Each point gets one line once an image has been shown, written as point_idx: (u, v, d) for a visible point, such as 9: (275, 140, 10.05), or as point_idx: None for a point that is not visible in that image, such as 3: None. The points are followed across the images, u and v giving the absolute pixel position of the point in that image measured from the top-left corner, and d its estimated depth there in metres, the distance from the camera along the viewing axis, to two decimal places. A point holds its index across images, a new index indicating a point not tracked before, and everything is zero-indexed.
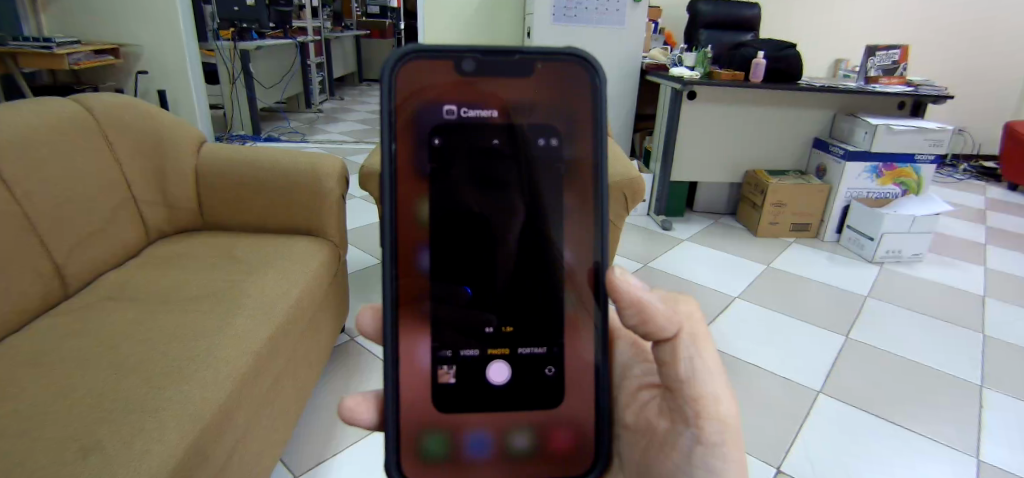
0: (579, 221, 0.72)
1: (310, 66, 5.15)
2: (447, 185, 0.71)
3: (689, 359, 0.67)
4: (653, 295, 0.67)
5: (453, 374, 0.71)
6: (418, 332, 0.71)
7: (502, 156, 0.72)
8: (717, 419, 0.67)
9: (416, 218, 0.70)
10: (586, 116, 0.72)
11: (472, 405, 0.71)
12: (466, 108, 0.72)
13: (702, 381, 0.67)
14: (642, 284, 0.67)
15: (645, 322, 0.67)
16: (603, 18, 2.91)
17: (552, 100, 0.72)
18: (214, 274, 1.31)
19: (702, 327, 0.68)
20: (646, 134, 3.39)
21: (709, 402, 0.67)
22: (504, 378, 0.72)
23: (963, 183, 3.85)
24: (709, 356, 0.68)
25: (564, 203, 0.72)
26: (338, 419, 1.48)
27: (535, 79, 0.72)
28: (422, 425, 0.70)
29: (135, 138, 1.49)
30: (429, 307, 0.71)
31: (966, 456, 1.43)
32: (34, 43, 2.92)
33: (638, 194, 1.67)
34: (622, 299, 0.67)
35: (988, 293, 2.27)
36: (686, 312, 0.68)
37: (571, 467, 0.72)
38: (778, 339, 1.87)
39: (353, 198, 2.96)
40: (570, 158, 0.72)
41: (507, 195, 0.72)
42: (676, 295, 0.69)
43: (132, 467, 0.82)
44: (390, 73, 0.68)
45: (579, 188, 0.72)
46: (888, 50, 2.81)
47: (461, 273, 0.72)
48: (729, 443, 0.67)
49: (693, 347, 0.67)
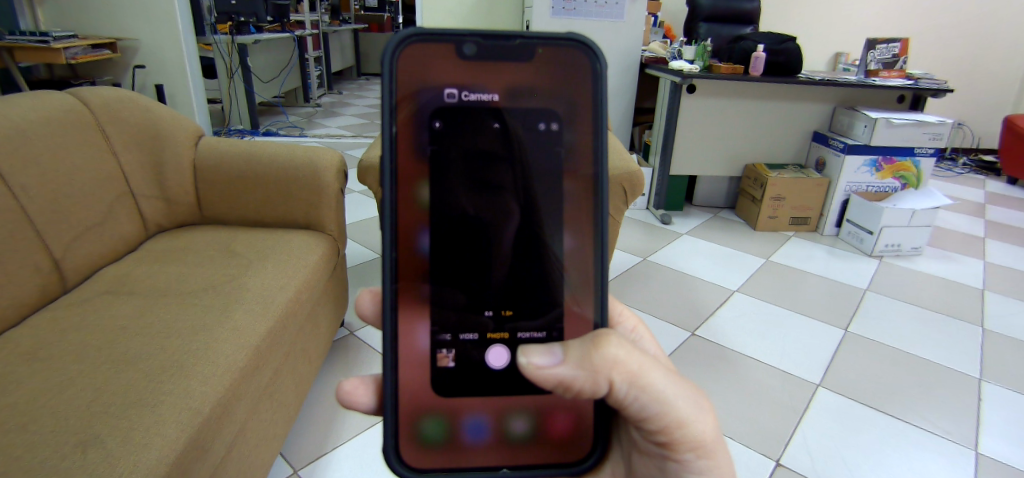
0: (578, 206, 0.72)
1: (309, 60, 5.14)
2: (446, 170, 0.71)
3: (634, 405, 0.65)
4: (566, 369, 0.64)
5: (452, 358, 0.71)
6: (415, 319, 0.70)
7: (503, 142, 0.72)
8: (689, 442, 0.66)
9: (416, 202, 0.70)
10: (590, 101, 0.71)
11: (472, 389, 0.71)
12: (466, 92, 0.71)
13: (659, 416, 0.65)
14: (549, 365, 0.64)
15: (571, 392, 0.65)
16: (602, 12, 2.89)
17: (553, 87, 0.72)
18: (214, 267, 1.30)
19: (636, 365, 0.63)
20: (646, 128, 3.39)
21: (673, 428, 0.65)
22: (503, 362, 0.71)
23: (963, 178, 3.85)
24: (652, 395, 0.63)
25: (563, 191, 0.72)
26: (337, 412, 1.48)
27: (536, 65, 0.71)
28: (422, 410, 0.70)
29: (133, 131, 1.48)
30: (429, 291, 0.71)
31: (965, 449, 1.44)
32: (30, 38, 2.91)
33: (638, 187, 1.67)
34: (543, 384, 0.65)
35: (987, 287, 2.27)
36: (604, 366, 0.62)
37: (569, 453, 0.72)
38: (777, 332, 1.88)
39: (353, 192, 2.96)
40: (572, 143, 0.72)
41: (505, 184, 0.71)
42: (593, 341, 0.63)
43: (132, 460, 0.82)
44: (390, 56, 0.67)
45: (580, 174, 0.72)
46: (888, 44, 2.78)
47: (458, 259, 0.71)
48: (705, 457, 0.67)
49: (633, 390, 0.63)
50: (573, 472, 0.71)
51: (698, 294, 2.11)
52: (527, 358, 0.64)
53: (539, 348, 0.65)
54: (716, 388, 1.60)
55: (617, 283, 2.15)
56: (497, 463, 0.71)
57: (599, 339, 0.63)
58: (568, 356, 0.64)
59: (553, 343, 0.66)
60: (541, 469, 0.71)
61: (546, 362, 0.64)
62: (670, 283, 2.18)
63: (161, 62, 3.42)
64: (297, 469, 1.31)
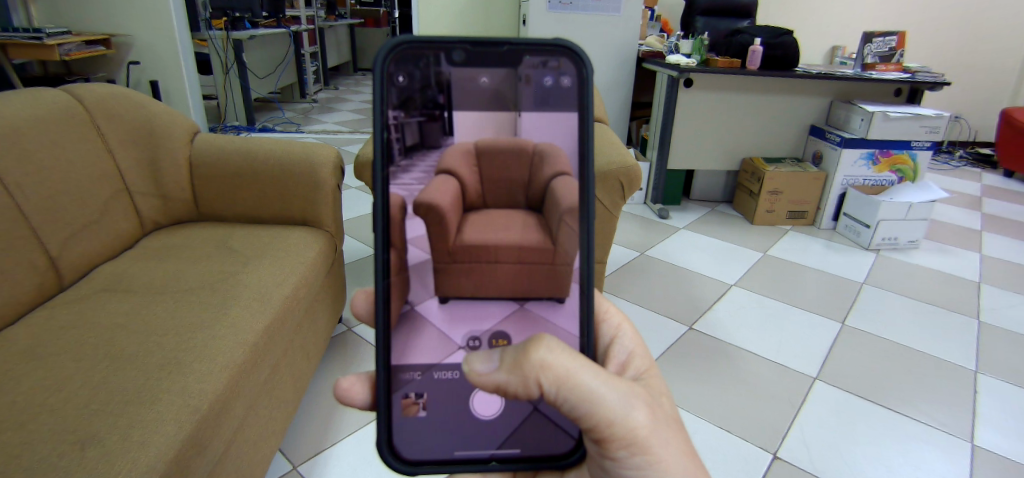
0: (560, 196, 0.79)
1: (304, 56, 5.12)
2: (443, 159, 0.81)
3: (566, 407, 0.67)
4: (500, 374, 0.68)
5: (422, 407, 0.76)
6: (396, 346, 0.75)
7: (482, 140, 0.81)
8: (621, 437, 0.67)
9: (415, 192, 0.78)
10: (568, 105, 0.78)
11: (457, 412, 0.77)
12: (456, 91, 0.80)
13: (589, 415, 0.66)
14: (485, 371, 0.69)
15: (508, 394, 0.69)
16: (599, 6, 2.89)
17: (530, 88, 0.80)
18: (210, 264, 1.30)
19: (562, 371, 0.65)
20: (643, 122, 3.40)
21: (604, 427, 0.66)
22: (491, 411, 0.77)
23: (960, 171, 3.85)
24: (579, 394, 0.65)
25: (534, 185, 0.82)
26: (335, 407, 1.48)
27: (514, 70, 0.80)
28: (409, 420, 0.75)
29: (126, 126, 1.46)
30: (421, 275, 0.78)
31: (960, 441, 1.45)
32: (23, 34, 2.88)
33: (633, 182, 1.66)
34: (485, 387, 0.70)
35: (983, 279, 2.28)
36: (534, 371, 0.65)
37: (558, 447, 0.74)
38: (773, 325, 1.89)
39: (348, 188, 2.96)
40: (552, 141, 0.80)
41: (485, 177, 0.83)
42: (525, 348, 0.66)
43: (130, 459, 0.83)
44: (382, 64, 0.71)
45: (556, 172, 0.80)
46: (885, 37, 2.77)
47: (456, 235, 0.82)
48: (640, 453, 0.67)
49: (561, 393, 0.66)
50: (559, 465, 0.74)
51: (695, 288, 2.11)
52: (469, 365, 0.70)
53: (481, 355, 0.71)
54: (711, 381, 1.61)
55: (613, 277, 2.16)
56: (479, 461, 0.74)
57: (530, 343, 0.67)
58: (502, 362, 0.68)
59: (495, 351, 0.71)
60: (527, 463, 0.74)
61: (484, 368, 0.70)
62: (668, 277, 2.18)
63: (156, 58, 3.41)
64: (296, 466, 1.31)
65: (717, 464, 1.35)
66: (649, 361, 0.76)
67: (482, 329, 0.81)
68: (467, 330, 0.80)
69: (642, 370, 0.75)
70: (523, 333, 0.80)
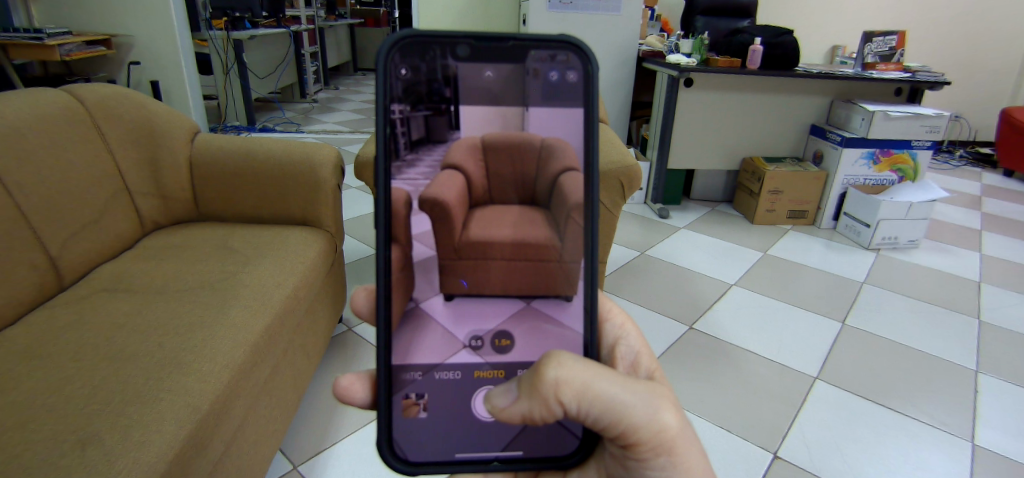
0: (566, 192, 0.80)
1: (305, 56, 5.11)
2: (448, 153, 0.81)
3: (589, 418, 0.67)
4: (520, 404, 0.69)
5: (423, 408, 0.76)
6: (398, 345, 0.76)
7: (488, 134, 0.83)
8: (648, 441, 0.67)
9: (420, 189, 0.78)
10: (573, 100, 0.78)
11: (457, 410, 0.77)
12: (461, 85, 0.81)
13: (613, 423, 0.67)
14: (506, 404, 0.70)
15: (532, 420, 0.69)
16: (599, 5, 2.89)
17: (537, 83, 0.80)
18: (211, 263, 1.31)
19: (578, 383, 0.66)
20: (643, 121, 3.40)
21: (628, 432, 0.67)
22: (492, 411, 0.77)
23: (961, 170, 3.85)
24: (600, 404, 0.66)
25: (542, 180, 0.83)
26: (336, 407, 1.49)
27: (521, 65, 0.80)
28: (409, 419, 0.75)
29: (126, 127, 1.46)
30: (423, 274, 0.79)
31: (961, 440, 1.45)
32: (24, 34, 2.88)
33: (633, 182, 1.66)
34: (508, 420, 0.71)
35: (983, 279, 2.28)
36: (550, 390, 0.66)
37: (561, 448, 0.75)
38: (773, 324, 1.89)
39: (348, 188, 2.96)
40: (559, 136, 0.80)
41: (491, 172, 0.85)
42: (536, 369, 0.67)
43: (131, 458, 0.83)
44: (384, 59, 0.72)
45: (563, 167, 0.80)
46: (885, 36, 2.77)
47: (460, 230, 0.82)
48: (665, 455, 0.68)
49: (583, 406, 0.67)
50: (561, 466, 0.74)
51: (695, 288, 2.11)
52: (490, 402, 0.71)
53: (499, 390, 0.72)
54: (710, 381, 1.61)
55: (613, 277, 2.16)
56: (481, 460, 0.75)
57: (540, 363, 0.67)
58: (519, 391, 0.69)
59: (511, 383, 0.72)
60: (531, 464, 0.74)
61: (505, 402, 0.70)
62: (668, 277, 2.18)
63: (156, 58, 3.40)
64: (297, 466, 1.31)
65: (717, 464, 1.35)
66: (657, 360, 0.77)
67: (485, 328, 0.81)
68: (469, 329, 0.81)
69: (651, 372, 0.76)
70: (524, 332, 0.79)
